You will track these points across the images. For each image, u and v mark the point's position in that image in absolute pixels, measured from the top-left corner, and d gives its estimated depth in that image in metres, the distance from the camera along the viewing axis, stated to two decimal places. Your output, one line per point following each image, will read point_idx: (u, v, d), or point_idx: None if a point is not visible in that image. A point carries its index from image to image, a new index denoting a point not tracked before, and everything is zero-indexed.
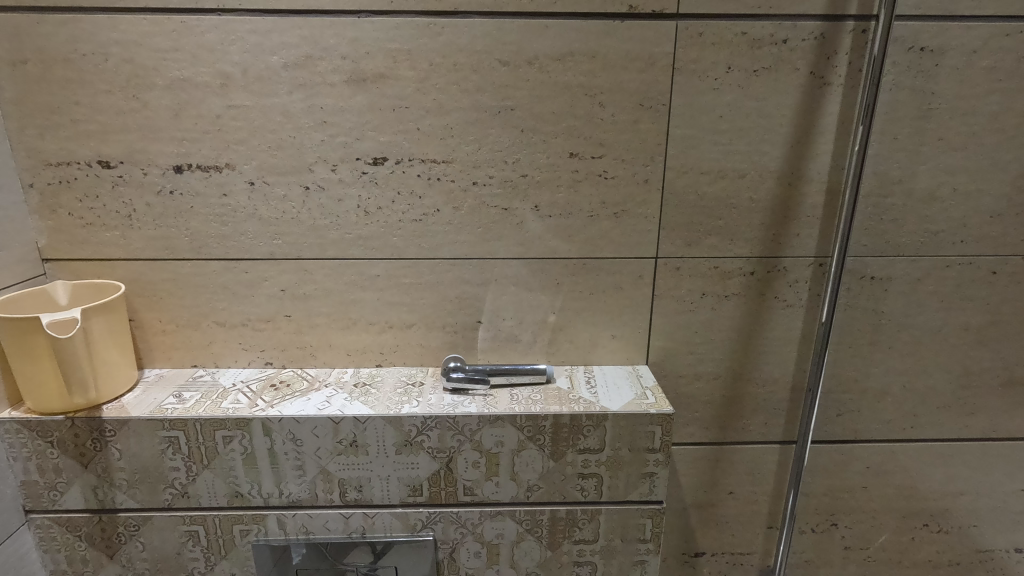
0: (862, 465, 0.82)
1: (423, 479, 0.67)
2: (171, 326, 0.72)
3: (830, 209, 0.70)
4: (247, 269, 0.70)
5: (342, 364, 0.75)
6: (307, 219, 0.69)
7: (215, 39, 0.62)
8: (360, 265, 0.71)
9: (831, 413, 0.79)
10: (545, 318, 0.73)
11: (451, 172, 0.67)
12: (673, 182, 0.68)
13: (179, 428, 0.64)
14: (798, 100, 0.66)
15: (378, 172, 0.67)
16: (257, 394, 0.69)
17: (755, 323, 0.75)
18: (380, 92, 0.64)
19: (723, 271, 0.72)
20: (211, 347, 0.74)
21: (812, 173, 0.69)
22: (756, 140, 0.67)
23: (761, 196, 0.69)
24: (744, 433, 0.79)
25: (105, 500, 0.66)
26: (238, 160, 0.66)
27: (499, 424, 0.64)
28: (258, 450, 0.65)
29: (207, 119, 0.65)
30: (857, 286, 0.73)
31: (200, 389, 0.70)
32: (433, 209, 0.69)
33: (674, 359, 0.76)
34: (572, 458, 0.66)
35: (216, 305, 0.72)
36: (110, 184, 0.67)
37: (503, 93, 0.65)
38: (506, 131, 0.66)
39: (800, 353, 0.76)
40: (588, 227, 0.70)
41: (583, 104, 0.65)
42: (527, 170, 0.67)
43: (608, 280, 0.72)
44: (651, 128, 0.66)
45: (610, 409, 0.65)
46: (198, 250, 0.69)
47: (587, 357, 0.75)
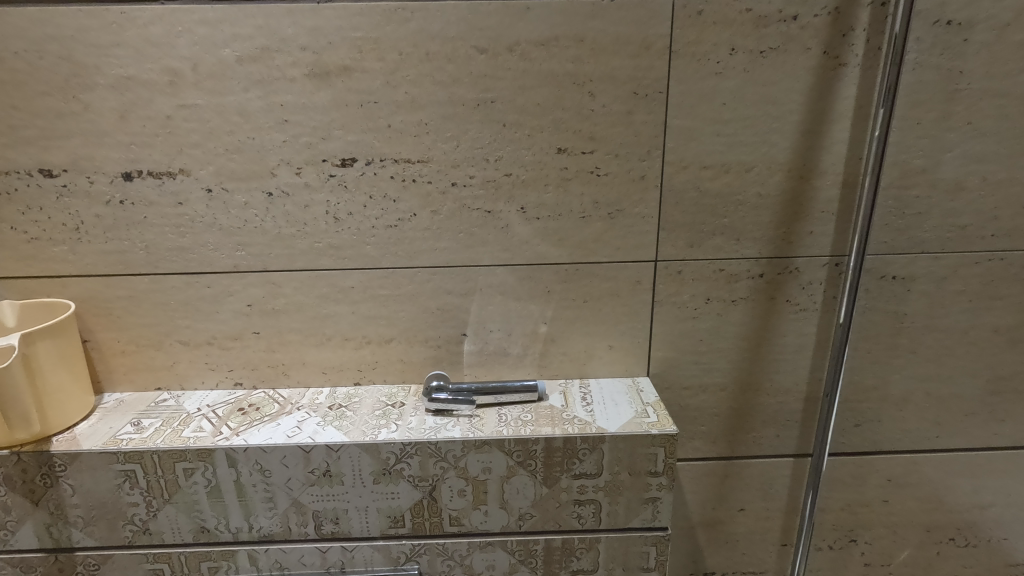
0: (882, 477, 0.76)
1: (404, 509, 0.61)
2: (131, 346, 0.67)
3: (846, 203, 0.63)
4: (210, 284, 0.65)
5: (317, 383, 0.70)
6: (272, 228, 0.63)
7: (160, 32, 0.56)
8: (333, 276, 0.65)
9: (848, 424, 0.73)
10: (535, 329, 0.67)
11: (428, 172, 0.61)
12: (672, 178, 0.62)
13: (136, 460, 0.58)
14: (811, 84, 0.59)
15: (346, 174, 0.61)
16: (223, 420, 0.63)
17: (765, 331, 0.68)
18: (346, 86, 0.58)
19: (729, 274, 0.66)
20: (176, 368, 0.68)
21: (826, 164, 0.62)
22: (764, 130, 0.61)
23: (769, 192, 0.63)
24: (754, 447, 0.74)
25: (61, 540, 0.61)
26: (192, 165, 0.60)
27: (485, 448, 0.59)
28: (223, 482, 0.59)
29: (156, 122, 0.58)
30: (877, 287, 0.67)
31: (161, 415, 0.64)
32: (409, 214, 0.63)
33: (677, 369, 0.70)
34: (567, 484, 0.60)
35: (178, 323, 0.66)
36: (55, 195, 0.61)
37: (482, 85, 0.59)
38: (487, 126, 0.60)
39: (814, 360, 0.70)
40: (580, 229, 0.63)
41: (571, 93, 0.59)
42: (511, 168, 0.61)
43: (603, 286, 0.66)
44: (646, 120, 0.60)
45: (607, 430, 0.59)
46: (156, 265, 0.64)
47: (583, 370, 0.69)
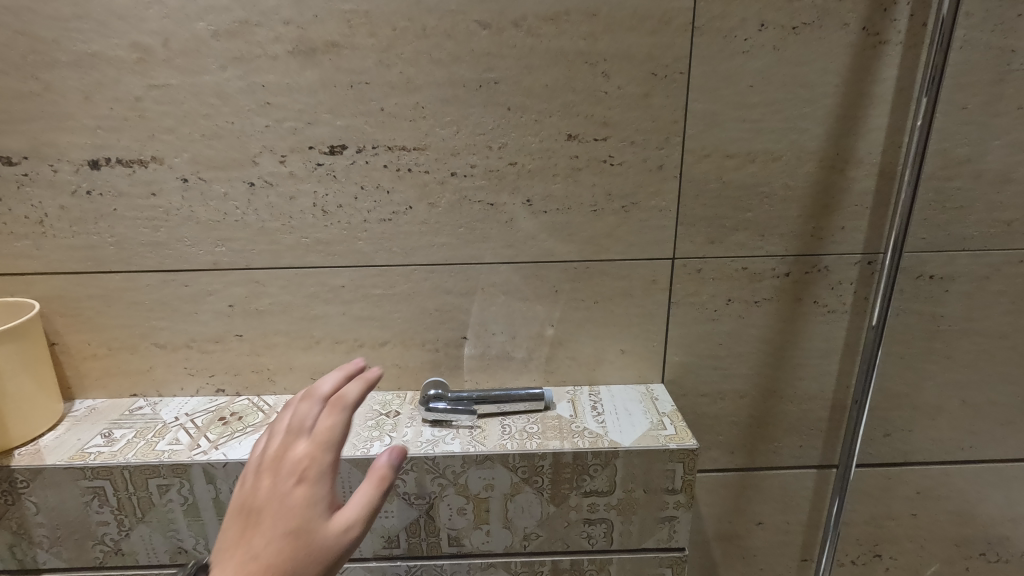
0: (911, 489, 0.71)
1: (399, 529, 0.56)
2: (103, 349, 0.62)
3: (882, 196, 0.58)
4: (188, 282, 0.59)
5: (306, 389, 0.64)
6: (255, 221, 0.57)
7: (127, 4, 0.50)
8: (322, 274, 0.59)
9: (876, 434, 0.68)
10: (541, 331, 0.62)
11: (425, 161, 0.56)
12: (692, 168, 0.57)
13: (105, 476, 0.53)
14: (847, 64, 0.54)
15: (335, 163, 0.56)
16: (202, 431, 0.58)
17: (790, 334, 0.63)
18: (335, 65, 0.53)
19: (752, 272, 0.61)
20: (153, 373, 0.63)
21: (861, 153, 0.57)
22: (794, 115, 0.55)
23: (798, 183, 0.57)
24: (775, 457, 0.69)
25: (25, 561, 0.56)
26: (166, 152, 0.55)
27: (487, 464, 0.54)
28: (201, 500, 0.54)
29: (125, 104, 0.53)
30: (912, 287, 0.62)
31: (135, 425, 0.59)
32: (404, 206, 0.57)
33: (694, 375, 0.64)
34: (576, 502, 0.55)
35: (154, 325, 0.61)
36: (16, 185, 0.55)
37: (485, 64, 0.53)
38: (490, 110, 0.54)
39: (841, 365, 0.65)
40: (591, 224, 0.58)
41: (582, 74, 0.54)
42: (516, 156, 0.56)
43: (615, 286, 0.60)
44: (665, 103, 0.55)
45: (621, 444, 0.54)
46: (128, 262, 0.58)
47: (592, 376, 0.64)
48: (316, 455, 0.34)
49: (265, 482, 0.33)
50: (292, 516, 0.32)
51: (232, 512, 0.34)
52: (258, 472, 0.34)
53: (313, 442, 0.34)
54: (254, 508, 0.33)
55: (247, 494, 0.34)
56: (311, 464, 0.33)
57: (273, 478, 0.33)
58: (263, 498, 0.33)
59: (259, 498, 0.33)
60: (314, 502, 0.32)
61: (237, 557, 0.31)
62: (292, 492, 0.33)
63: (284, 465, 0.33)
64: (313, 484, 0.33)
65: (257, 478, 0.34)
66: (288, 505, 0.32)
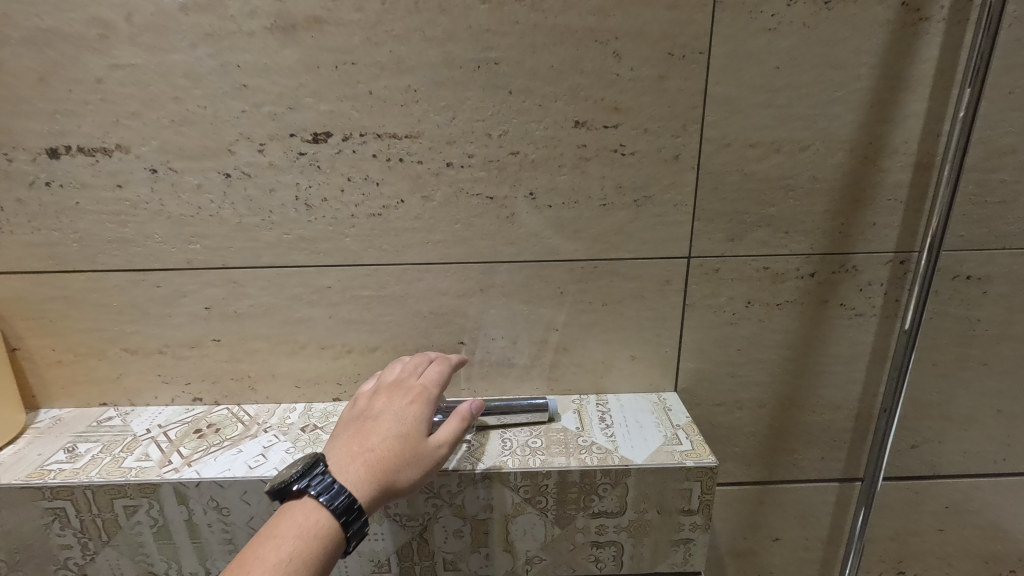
0: (939, 504, 0.66)
1: (389, 553, 0.51)
2: (70, 355, 0.57)
3: (918, 190, 0.53)
4: (159, 283, 0.54)
5: (290, 398, 0.60)
6: (231, 216, 0.52)
7: None
8: (306, 274, 0.55)
9: (903, 445, 0.63)
10: (544, 336, 0.57)
11: (417, 150, 0.51)
12: (711, 158, 0.52)
13: (66, 497, 0.48)
14: (883, 44, 0.49)
15: (319, 152, 0.51)
16: (175, 445, 0.53)
17: (814, 339, 0.58)
18: (317, 43, 0.48)
19: (774, 272, 0.56)
20: (124, 381, 0.58)
21: (896, 143, 0.52)
22: (823, 100, 0.50)
23: (827, 175, 0.52)
24: (795, 470, 0.64)
25: None
26: (132, 140, 0.50)
27: (486, 483, 0.49)
28: (173, 522, 0.50)
29: (86, 85, 0.48)
30: (947, 288, 0.57)
31: (102, 438, 0.54)
32: (395, 199, 0.52)
33: (709, 383, 0.60)
34: (583, 524, 0.50)
35: (124, 329, 0.56)
36: None
37: (484, 42, 0.48)
38: (489, 94, 0.49)
39: (868, 373, 0.60)
40: (600, 219, 0.53)
41: (592, 53, 0.48)
42: (518, 145, 0.51)
43: (626, 287, 0.56)
44: (682, 87, 0.50)
45: (633, 462, 0.49)
46: (93, 260, 0.53)
47: (600, 384, 0.60)
48: (425, 392, 0.49)
49: (383, 402, 0.47)
50: (407, 422, 0.45)
51: (350, 423, 0.46)
52: (377, 394, 0.48)
53: (425, 380, 0.50)
54: (374, 418, 0.46)
55: (368, 409, 0.47)
56: (422, 393, 0.48)
57: (390, 399, 0.47)
58: (382, 411, 0.46)
59: (380, 411, 0.46)
60: (421, 419, 0.46)
61: (362, 448, 0.43)
62: (407, 408, 0.46)
63: (402, 391, 0.48)
64: (424, 405, 0.47)
65: (375, 400, 0.47)
66: (405, 416, 0.46)
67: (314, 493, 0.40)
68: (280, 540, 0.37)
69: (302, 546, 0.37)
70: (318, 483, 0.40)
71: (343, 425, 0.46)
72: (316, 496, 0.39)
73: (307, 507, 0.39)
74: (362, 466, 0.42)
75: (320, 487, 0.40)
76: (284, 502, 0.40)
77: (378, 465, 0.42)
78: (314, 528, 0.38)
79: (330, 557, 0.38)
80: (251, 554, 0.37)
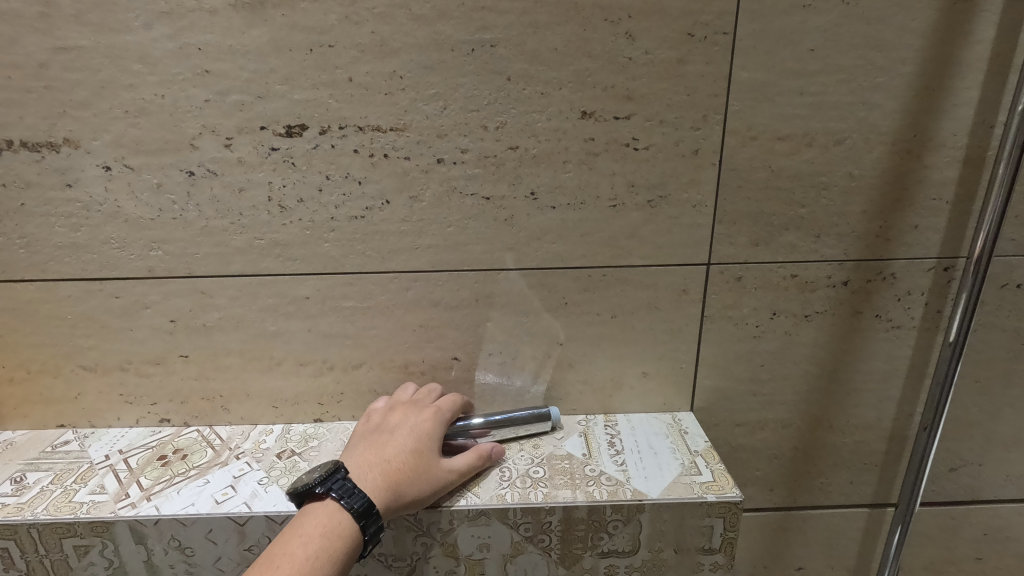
0: (977, 531, 0.61)
1: None
2: (21, 373, 0.51)
3: (966, 189, 0.47)
4: (118, 293, 0.49)
5: (267, 419, 0.54)
6: (196, 219, 0.47)
7: None
8: (280, 283, 0.49)
9: (941, 468, 0.58)
10: (547, 352, 0.52)
11: (405, 144, 0.45)
12: (735, 153, 0.46)
13: (8, 536, 0.43)
14: (932, 22, 0.43)
15: (294, 147, 0.45)
16: (135, 474, 0.48)
17: (846, 354, 0.53)
18: (289, 23, 0.42)
19: (803, 280, 0.50)
20: (83, 400, 0.53)
21: (944, 136, 0.46)
22: (863, 87, 0.44)
23: (865, 172, 0.47)
24: (821, 495, 0.59)
25: None
26: (82, 133, 0.44)
27: (482, 521, 0.43)
28: (130, 563, 0.44)
29: (26, 71, 0.42)
30: (995, 298, 0.51)
31: (55, 466, 0.49)
32: (379, 200, 0.47)
33: (728, 402, 0.54)
34: (591, 564, 0.45)
35: (80, 344, 0.51)
36: None
37: (478, 21, 0.42)
38: (485, 80, 0.44)
39: (905, 391, 0.54)
40: (609, 222, 0.47)
41: (601, 34, 0.43)
42: (517, 139, 0.45)
43: (637, 297, 0.50)
44: (704, 72, 0.44)
45: (647, 496, 0.43)
46: (43, 269, 0.48)
47: (608, 403, 0.54)
48: (440, 411, 0.47)
49: (399, 417, 0.46)
50: (423, 440, 0.44)
51: (366, 435, 0.45)
52: (392, 411, 0.47)
53: (443, 401, 0.48)
54: (390, 432, 0.45)
55: (384, 423, 0.46)
56: (438, 412, 0.47)
57: (405, 415, 0.46)
58: (398, 426, 0.45)
59: (397, 425, 0.45)
60: (436, 436, 0.45)
61: (378, 459, 0.42)
62: (423, 425, 0.45)
63: (420, 408, 0.47)
64: (440, 425, 0.46)
65: (392, 414, 0.47)
66: (421, 432, 0.45)
67: (336, 496, 0.39)
68: (306, 537, 0.37)
69: (326, 546, 0.37)
70: (339, 487, 0.40)
71: (358, 436, 0.46)
72: (338, 498, 0.39)
73: (330, 509, 0.39)
74: (379, 476, 0.41)
75: (342, 491, 0.40)
76: (304, 505, 0.40)
77: (394, 477, 0.41)
78: (336, 529, 0.38)
79: (351, 559, 0.38)
80: (276, 552, 0.37)
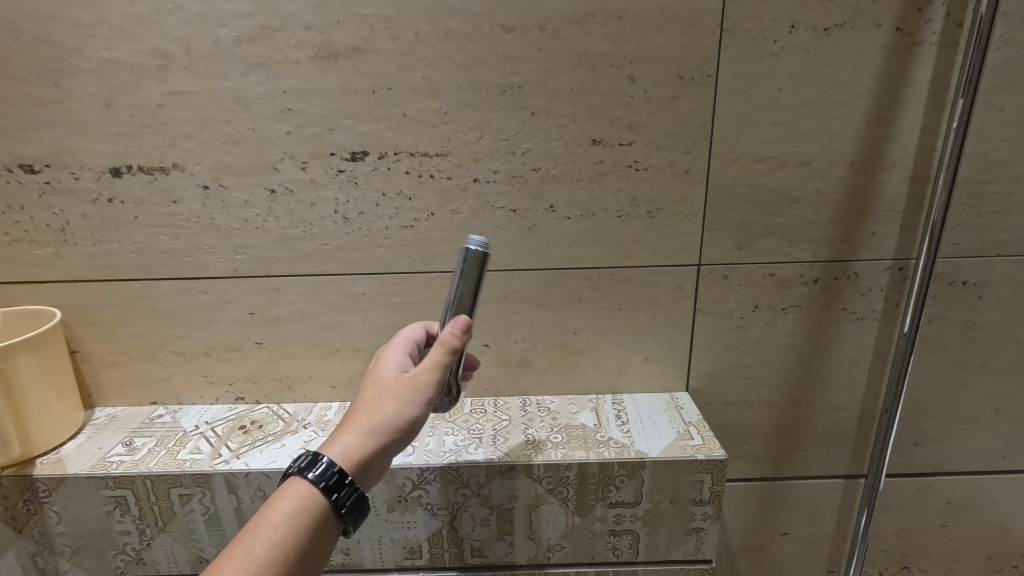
0: (942, 501, 0.69)
1: (422, 540, 0.55)
2: (123, 357, 0.61)
3: (914, 201, 0.56)
4: (207, 290, 0.59)
5: (325, 398, 0.64)
6: (275, 229, 0.57)
7: (147, 10, 0.50)
8: (341, 282, 0.59)
9: (906, 443, 0.66)
10: (563, 340, 0.61)
11: (447, 167, 0.55)
12: (719, 173, 0.55)
13: (127, 486, 0.53)
14: (879, 67, 0.52)
15: (357, 169, 0.55)
16: (223, 439, 0.57)
17: (819, 341, 0.62)
18: (356, 70, 0.52)
19: (780, 279, 0.59)
20: (172, 381, 0.63)
21: (894, 157, 0.55)
22: (825, 118, 0.54)
23: (830, 187, 0.56)
24: (802, 467, 0.67)
25: (48, 569, 0.56)
26: (186, 159, 0.54)
27: (512, 474, 0.53)
28: (223, 510, 0.54)
29: (146, 110, 0.53)
30: (945, 294, 0.60)
31: (155, 433, 0.59)
32: (425, 213, 0.56)
33: (719, 384, 0.63)
34: (601, 514, 0.54)
35: (173, 333, 0.61)
36: (37, 193, 0.55)
37: (508, 68, 0.52)
38: (513, 114, 0.53)
39: (871, 374, 0.63)
40: (615, 230, 0.57)
41: (608, 77, 0.52)
42: (540, 162, 0.55)
43: (639, 293, 0.59)
44: (693, 107, 0.53)
45: (648, 455, 0.53)
46: (148, 269, 0.58)
47: (615, 384, 0.63)
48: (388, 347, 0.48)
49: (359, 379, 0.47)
50: (375, 375, 0.45)
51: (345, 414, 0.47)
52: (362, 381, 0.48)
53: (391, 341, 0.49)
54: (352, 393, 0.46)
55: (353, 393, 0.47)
56: (384, 349, 0.47)
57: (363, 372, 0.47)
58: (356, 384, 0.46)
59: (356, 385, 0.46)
60: (389, 364, 0.45)
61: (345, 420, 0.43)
62: (373, 366, 0.46)
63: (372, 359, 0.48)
64: (390, 355, 0.46)
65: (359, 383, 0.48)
66: (371, 373, 0.45)
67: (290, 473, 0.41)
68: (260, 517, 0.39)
69: (285, 519, 0.39)
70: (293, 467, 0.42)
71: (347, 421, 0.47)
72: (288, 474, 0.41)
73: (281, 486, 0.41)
74: (347, 431, 0.42)
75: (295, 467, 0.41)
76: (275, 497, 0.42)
77: (359, 421, 0.42)
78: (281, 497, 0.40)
79: (305, 516, 0.39)
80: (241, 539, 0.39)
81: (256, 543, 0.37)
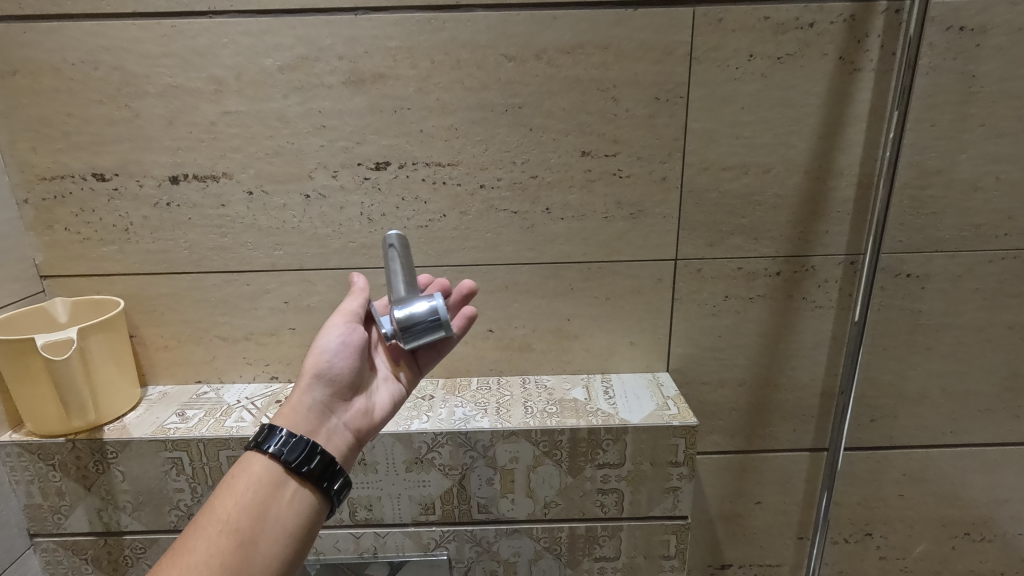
0: (898, 472, 0.77)
1: (434, 497, 0.64)
2: (173, 341, 0.70)
3: (861, 204, 0.65)
4: (248, 282, 0.68)
5: None
6: (309, 228, 0.66)
7: (206, 43, 0.59)
8: (365, 274, 0.68)
9: (864, 419, 0.75)
10: (558, 325, 0.70)
11: (457, 175, 0.64)
12: (692, 180, 0.64)
13: (182, 448, 0.61)
14: (827, 89, 0.61)
15: (380, 177, 0.64)
16: (262, 410, 0.66)
17: (783, 327, 0.70)
18: (380, 93, 0.61)
19: (747, 272, 0.68)
20: (215, 362, 0.72)
21: (842, 166, 0.64)
22: (782, 132, 0.63)
23: (788, 192, 0.65)
24: (772, 441, 0.76)
25: (111, 523, 0.64)
26: (234, 169, 0.63)
27: (513, 439, 0.61)
28: None
29: (202, 127, 0.62)
30: (892, 285, 0.69)
31: (203, 406, 0.67)
32: (439, 214, 0.65)
33: (696, 365, 0.72)
34: (590, 474, 0.63)
35: (218, 320, 0.70)
36: (106, 198, 0.64)
37: (510, 91, 0.61)
38: (514, 130, 0.62)
39: (830, 356, 0.72)
40: (603, 229, 0.66)
41: (595, 98, 0.62)
42: (537, 170, 0.64)
43: (624, 284, 0.68)
44: (668, 123, 0.62)
45: (630, 422, 0.61)
46: (198, 263, 0.67)
47: (605, 364, 0.72)
48: None
49: None
50: None
51: None
52: None
53: None
54: None
55: None
56: None
57: None
58: None
59: None
60: None
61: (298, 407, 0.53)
62: None
63: None
64: None
65: None
66: None
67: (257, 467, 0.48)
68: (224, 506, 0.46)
69: (226, 490, 0.45)
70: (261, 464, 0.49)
71: None
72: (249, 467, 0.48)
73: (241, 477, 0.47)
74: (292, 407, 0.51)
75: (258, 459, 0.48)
76: None
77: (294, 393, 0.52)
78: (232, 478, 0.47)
79: (244, 474, 0.45)
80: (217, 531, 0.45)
81: (203, 516, 0.43)
